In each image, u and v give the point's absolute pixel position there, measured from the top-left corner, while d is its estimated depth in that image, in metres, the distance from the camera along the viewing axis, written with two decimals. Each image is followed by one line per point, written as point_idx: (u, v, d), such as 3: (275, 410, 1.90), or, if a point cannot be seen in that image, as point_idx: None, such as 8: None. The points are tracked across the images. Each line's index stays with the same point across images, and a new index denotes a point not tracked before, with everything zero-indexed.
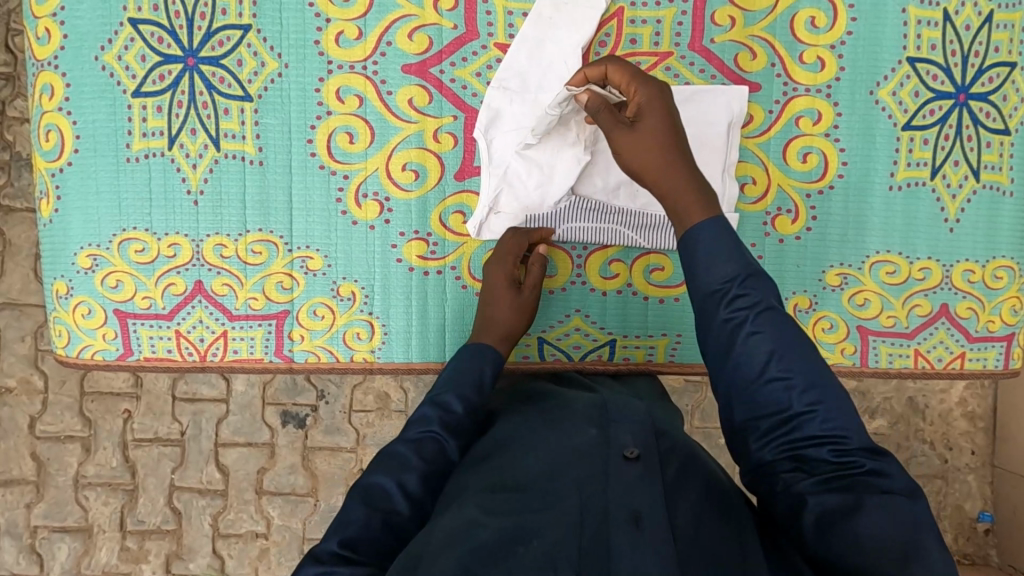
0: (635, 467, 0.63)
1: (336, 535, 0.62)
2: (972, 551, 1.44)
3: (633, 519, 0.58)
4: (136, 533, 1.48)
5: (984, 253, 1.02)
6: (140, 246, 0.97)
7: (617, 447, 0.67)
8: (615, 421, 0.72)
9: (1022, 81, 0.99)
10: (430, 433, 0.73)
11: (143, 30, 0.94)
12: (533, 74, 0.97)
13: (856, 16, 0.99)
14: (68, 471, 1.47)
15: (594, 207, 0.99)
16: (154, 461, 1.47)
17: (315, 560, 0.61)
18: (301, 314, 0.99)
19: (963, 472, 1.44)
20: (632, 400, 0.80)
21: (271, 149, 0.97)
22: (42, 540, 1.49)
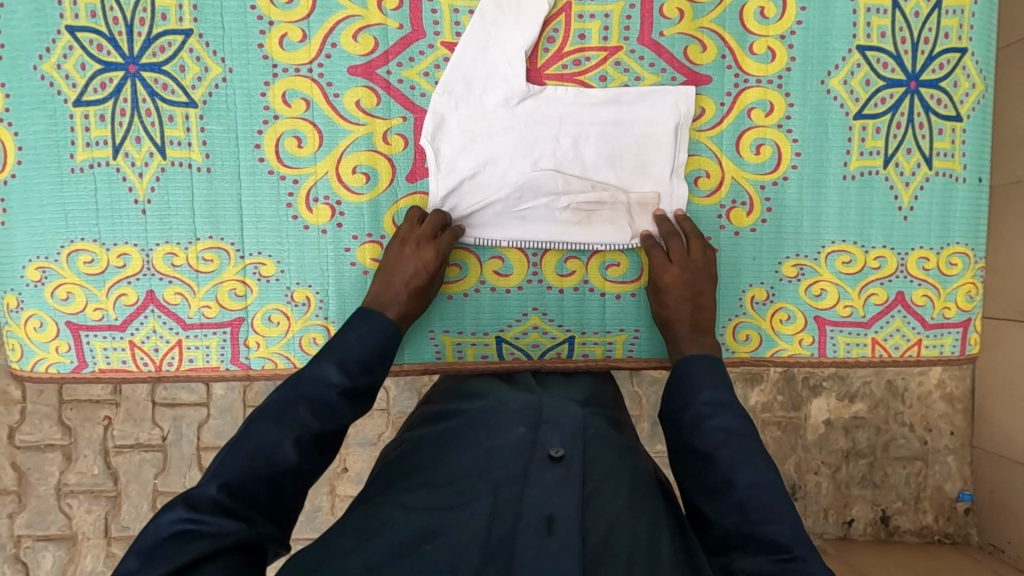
0: (556, 470, 0.66)
1: (213, 481, 0.62)
2: (953, 530, 1.45)
3: (545, 524, 0.60)
4: (120, 539, 1.48)
5: (938, 241, 1.02)
6: (89, 258, 0.96)
7: (544, 447, 0.70)
8: (544, 423, 0.75)
9: (974, 67, 0.99)
10: (322, 397, 0.71)
11: (81, 38, 0.92)
12: (479, 78, 0.96)
13: (805, 5, 0.98)
14: (50, 480, 1.47)
15: (536, 206, 0.99)
16: (135, 467, 1.47)
17: (178, 501, 0.60)
18: (255, 321, 0.99)
19: (941, 454, 1.45)
20: (572, 404, 0.81)
21: (219, 155, 0.96)
22: (26, 549, 1.48)
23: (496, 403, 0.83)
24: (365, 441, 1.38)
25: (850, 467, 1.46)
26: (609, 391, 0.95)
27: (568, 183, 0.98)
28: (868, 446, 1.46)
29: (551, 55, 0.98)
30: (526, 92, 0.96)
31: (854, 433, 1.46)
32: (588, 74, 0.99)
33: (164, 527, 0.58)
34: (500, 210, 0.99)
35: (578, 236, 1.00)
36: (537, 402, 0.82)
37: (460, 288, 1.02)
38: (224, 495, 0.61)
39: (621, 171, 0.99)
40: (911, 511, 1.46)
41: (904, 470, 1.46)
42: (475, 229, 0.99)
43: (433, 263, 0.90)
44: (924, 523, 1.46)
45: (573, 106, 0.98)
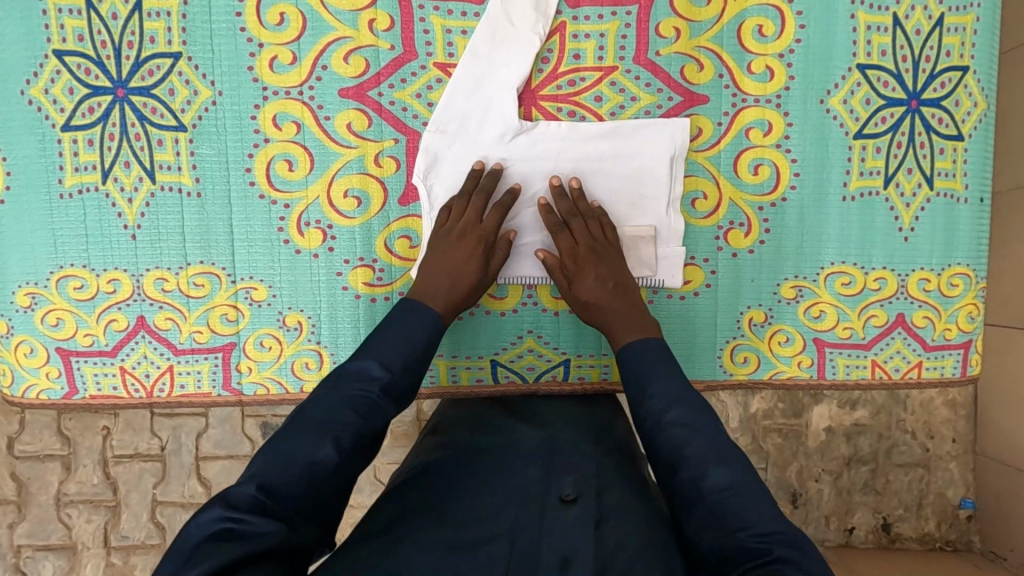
0: (572, 511, 0.65)
1: (252, 480, 0.58)
2: (955, 537, 1.45)
3: (562, 564, 0.58)
4: (121, 549, 1.47)
5: (940, 262, 1.00)
6: (79, 283, 0.95)
7: (556, 488, 0.69)
8: (558, 462, 0.74)
9: (976, 85, 0.98)
10: (368, 394, 0.69)
11: (68, 62, 0.91)
12: (471, 115, 0.95)
13: (804, 23, 0.97)
14: (50, 489, 1.46)
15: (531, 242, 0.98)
16: (135, 477, 1.46)
17: (223, 500, 0.57)
18: (247, 346, 0.98)
19: (944, 460, 1.44)
20: (585, 442, 0.80)
21: (209, 180, 0.94)
22: (26, 559, 1.48)
23: (505, 441, 0.82)
24: None
25: (852, 474, 1.44)
26: (608, 414, 0.94)
27: None
28: (871, 452, 1.44)
29: (546, 76, 0.97)
30: (518, 128, 0.95)
31: (856, 439, 1.44)
32: (583, 94, 0.97)
33: (207, 524, 0.54)
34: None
35: None
36: (549, 439, 0.81)
37: None
38: (264, 493, 0.58)
39: (618, 204, 0.98)
40: (913, 518, 1.45)
41: (907, 477, 1.45)
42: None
43: (477, 249, 0.88)
44: (926, 530, 1.45)
45: (566, 141, 0.96)
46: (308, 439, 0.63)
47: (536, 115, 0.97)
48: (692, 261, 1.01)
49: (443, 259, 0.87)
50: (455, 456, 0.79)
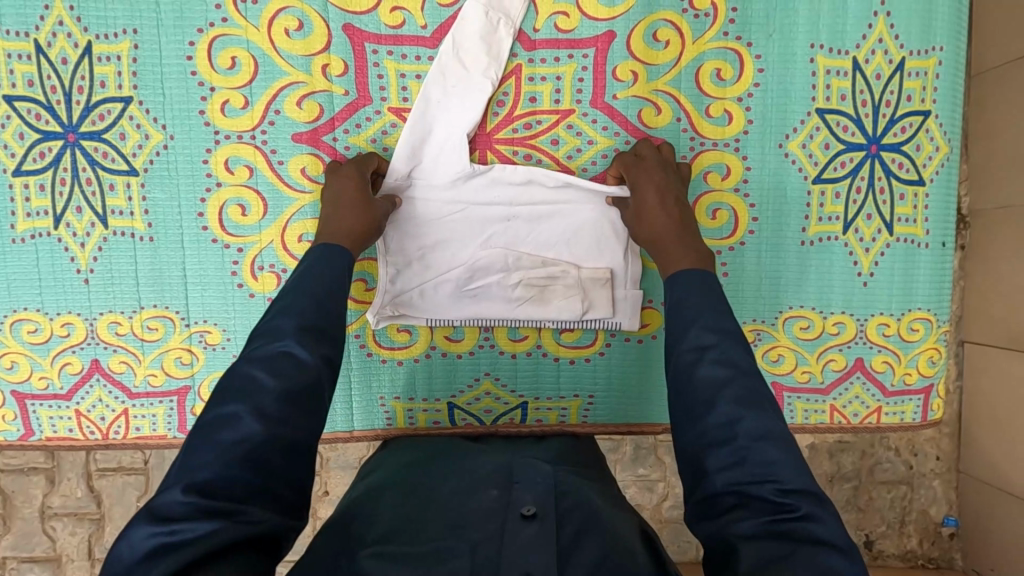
0: (531, 527, 0.66)
1: (178, 485, 0.56)
2: (937, 555, 1.41)
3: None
4: (105, 561, 1.42)
5: (900, 307, 1.00)
6: (32, 327, 0.95)
7: (516, 507, 0.70)
8: (516, 484, 0.75)
9: (937, 129, 0.96)
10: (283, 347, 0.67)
11: (19, 107, 0.91)
12: (423, 165, 0.95)
13: (763, 66, 0.95)
14: (34, 503, 1.41)
15: (486, 284, 0.97)
16: (119, 490, 1.41)
17: (153, 514, 0.54)
18: (202, 389, 0.98)
19: (927, 477, 1.39)
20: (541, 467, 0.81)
21: (162, 225, 0.94)
22: (12, 571, 1.42)
23: (463, 466, 0.83)
24: (347, 464, 1.29)
25: (835, 492, 1.40)
26: (569, 448, 0.93)
27: (517, 260, 0.97)
28: (854, 469, 1.39)
29: (501, 119, 0.96)
30: (471, 172, 0.95)
31: (839, 456, 1.39)
32: (539, 137, 0.96)
33: (138, 544, 0.52)
34: (452, 293, 0.98)
35: (531, 314, 0.97)
36: (507, 463, 0.83)
37: (408, 354, 1.01)
38: (195, 496, 0.55)
39: (575, 247, 0.98)
40: (895, 535, 1.41)
41: (888, 494, 1.40)
42: (427, 312, 0.98)
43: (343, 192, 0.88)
44: (909, 547, 1.41)
45: (520, 185, 0.96)
46: (226, 415, 0.61)
47: (492, 159, 0.97)
48: (649, 305, 1.01)
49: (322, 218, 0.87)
50: (412, 477, 0.80)
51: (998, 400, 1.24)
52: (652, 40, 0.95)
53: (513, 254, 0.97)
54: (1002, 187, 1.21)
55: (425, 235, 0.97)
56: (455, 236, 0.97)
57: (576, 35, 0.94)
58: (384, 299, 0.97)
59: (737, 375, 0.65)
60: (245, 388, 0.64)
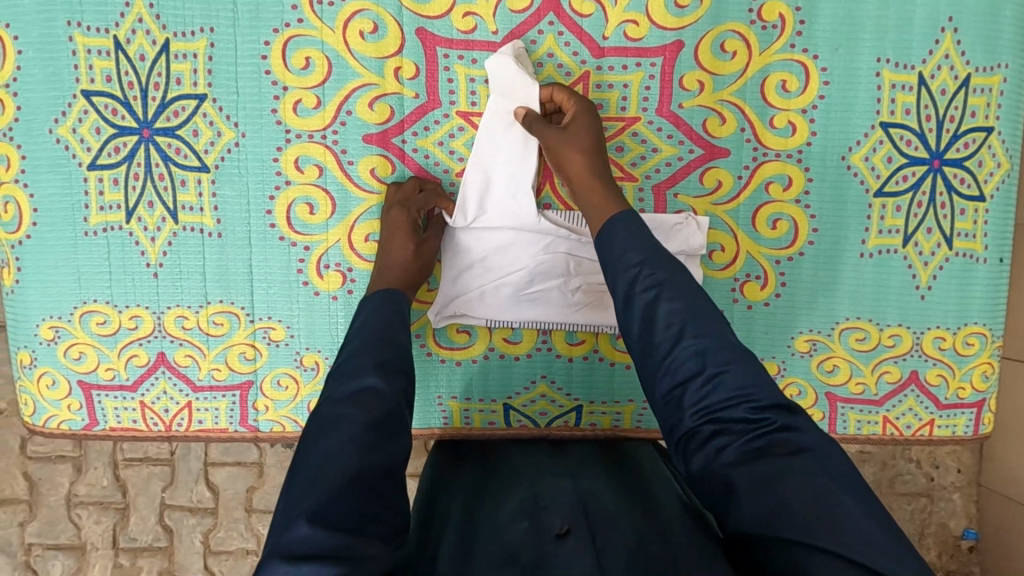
0: (566, 544, 0.64)
1: (301, 517, 0.59)
2: (955, 567, 1.39)
3: None
4: (129, 551, 1.38)
5: (956, 321, 1.00)
6: (102, 319, 0.96)
7: (547, 529, 0.67)
8: (544, 508, 0.72)
9: (999, 146, 0.97)
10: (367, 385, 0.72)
11: (96, 102, 0.92)
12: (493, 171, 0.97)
13: (828, 79, 0.96)
14: (60, 491, 1.37)
15: (547, 287, 0.98)
16: (143, 481, 1.38)
17: (284, 550, 0.57)
18: (264, 384, 0.99)
19: (947, 490, 1.38)
20: (564, 485, 0.78)
21: (230, 222, 0.95)
22: (37, 558, 1.39)
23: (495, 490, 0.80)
24: None
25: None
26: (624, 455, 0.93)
27: (578, 266, 0.99)
28: (875, 480, 1.39)
29: None
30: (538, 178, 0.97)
31: (862, 467, 1.38)
32: None
33: None
34: (512, 297, 0.99)
35: (590, 318, 0.99)
36: (535, 485, 0.80)
37: (467, 355, 1.02)
38: (318, 529, 0.58)
39: None
40: (914, 547, 1.40)
41: (909, 506, 1.39)
42: (487, 314, 0.99)
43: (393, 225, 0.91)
44: (928, 559, 1.40)
45: None
46: (328, 451, 0.64)
47: None
48: None
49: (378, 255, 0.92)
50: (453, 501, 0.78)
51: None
52: (719, 50, 0.96)
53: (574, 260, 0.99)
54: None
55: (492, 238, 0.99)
56: (520, 239, 0.98)
57: (644, 44, 0.95)
58: (445, 300, 0.99)
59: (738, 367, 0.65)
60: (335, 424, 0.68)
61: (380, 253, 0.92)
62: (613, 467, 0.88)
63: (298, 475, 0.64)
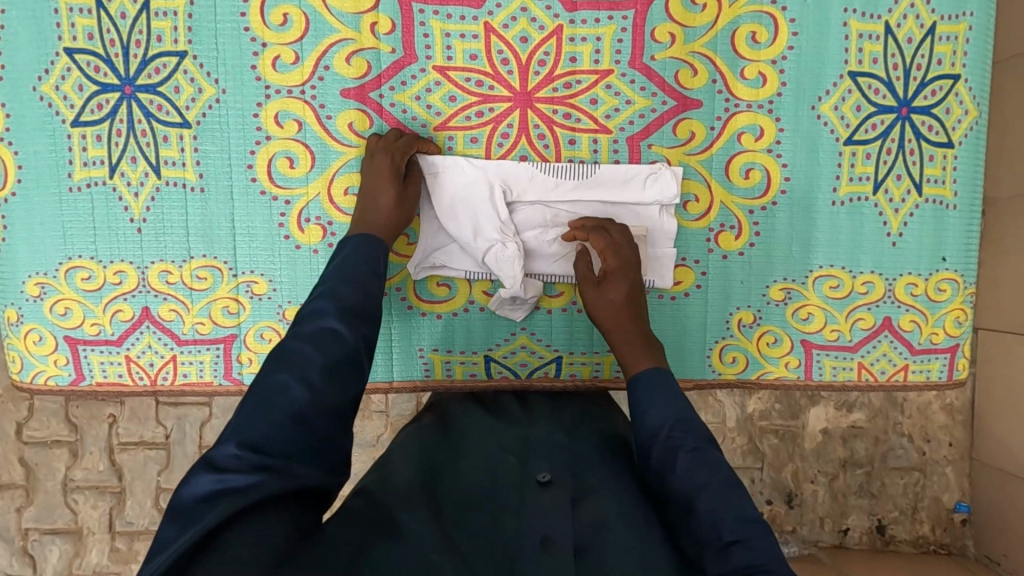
0: (548, 492, 0.68)
1: (233, 439, 0.60)
2: (949, 541, 1.38)
3: (542, 543, 0.61)
4: (125, 534, 1.40)
5: (928, 266, 1.02)
6: (86, 274, 0.98)
7: (532, 472, 0.72)
8: (534, 455, 0.76)
9: (967, 93, 0.99)
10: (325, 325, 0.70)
11: (79, 60, 0.94)
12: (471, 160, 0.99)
13: (797, 30, 0.98)
14: (57, 475, 1.39)
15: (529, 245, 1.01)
16: (140, 465, 1.38)
17: (210, 463, 0.58)
18: (248, 338, 1.00)
19: (940, 464, 1.37)
20: (558, 433, 0.81)
21: (212, 176, 0.97)
22: (33, 543, 1.40)
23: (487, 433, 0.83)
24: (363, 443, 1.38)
25: (847, 477, 1.38)
26: (594, 407, 0.93)
27: (556, 217, 1.01)
28: (866, 456, 1.37)
29: (542, 78, 0.99)
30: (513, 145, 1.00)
31: (852, 442, 1.37)
32: (579, 97, 0.99)
33: (199, 490, 0.56)
34: (486, 256, 0.99)
35: (568, 269, 1.01)
36: (525, 433, 0.82)
37: (449, 308, 1.04)
38: (247, 451, 0.59)
39: (611, 205, 1.01)
40: (907, 521, 1.38)
41: (902, 481, 1.37)
42: (468, 267, 1.01)
43: (378, 176, 0.91)
44: (919, 533, 1.38)
45: (562, 146, 1.00)
46: (275, 383, 0.64)
47: (532, 117, 0.99)
48: (682, 263, 1.03)
49: (360, 204, 0.90)
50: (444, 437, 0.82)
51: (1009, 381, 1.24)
52: (690, 2, 0.98)
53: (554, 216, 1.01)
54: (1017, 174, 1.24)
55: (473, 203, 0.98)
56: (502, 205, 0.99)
57: None
58: (425, 254, 1.00)
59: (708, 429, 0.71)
60: (289, 360, 0.67)
61: (363, 202, 0.90)
62: (589, 418, 0.89)
63: (245, 403, 0.63)
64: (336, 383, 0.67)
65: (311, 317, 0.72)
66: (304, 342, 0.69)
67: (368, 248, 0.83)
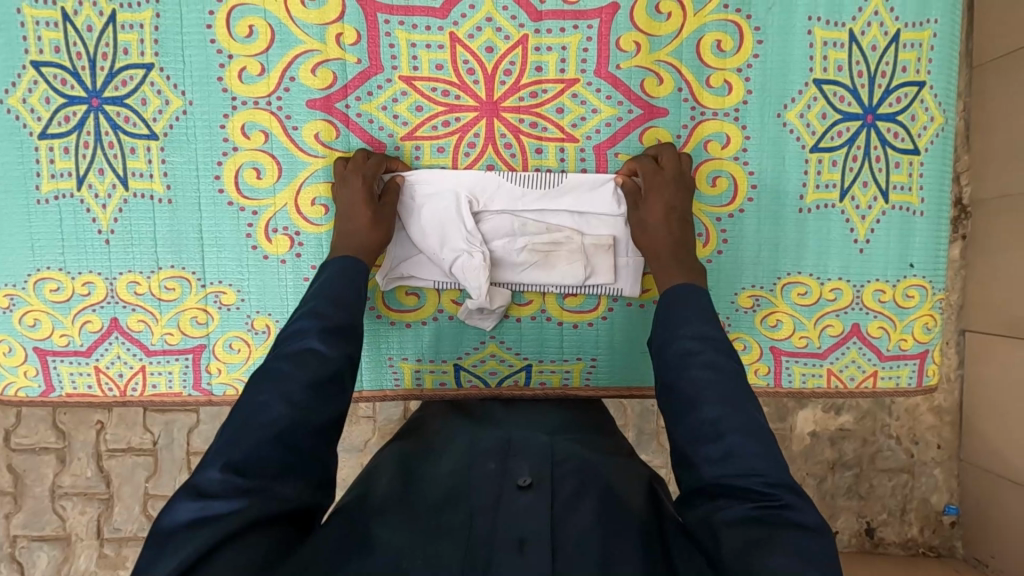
0: (527, 495, 0.66)
1: (216, 463, 0.60)
2: (937, 542, 1.40)
3: (518, 544, 0.61)
4: (113, 540, 1.37)
5: (896, 273, 1.02)
6: (55, 285, 0.98)
7: (512, 476, 0.69)
8: (513, 453, 0.74)
9: (932, 100, 0.99)
10: (308, 345, 0.72)
11: (45, 72, 0.94)
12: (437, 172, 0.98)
13: (762, 38, 0.98)
14: (46, 481, 1.36)
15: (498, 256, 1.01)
16: (128, 470, 1.36)
17: (194, 490, 0.58)
18: (217, 347, 1.01)
19: (928, 466, 1.38)
20: (539, 434, 0.80)
21: (180, 186, 0.97)
22: (22, 549, 1.37)
23: (466, 440, 0.82)
24: (351, 447, 1.36)
25: (837, 479, 1.39)
26: (570, 417, 0.92)
27: (524, 225, 1.01)
28: (855, 457, 1.39)
29: (508, 88, 0.99)
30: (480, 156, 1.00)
31: (841, 444, 1.38)
32: (545, 105, 1.00)
33: (181, 516, 0.57)
34: (452, 266, 0.98)
35: (537, 277, 1.01)
36: (506, 434, 0.81)
37: (418, 316, 1.04)
38: (231, 475, 0.59)
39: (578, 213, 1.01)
40: (896, 523, 1.40)
41: (890, 483, 1.39)
42: (437, 277, 1.01)
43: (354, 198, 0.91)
44: (909, 535, 1.40)
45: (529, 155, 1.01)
46: (257, 404, 0.65)
47: (498, 126, 1.00)
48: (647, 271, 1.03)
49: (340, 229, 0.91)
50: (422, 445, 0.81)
51: (997, 385, 1.25)
52: (655, 11, 0.98)
53: (522, 226, 1.00)
54: (992, 180, 1.24)
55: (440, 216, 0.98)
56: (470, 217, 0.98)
57: (581, 6, 0.98)
58: (393, 263, 1.00)
59: (738, 411, 0.65)
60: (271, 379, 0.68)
61: (342, 227, 0.91)
62: (566, 425, 0.88)
63: (228, 424, 0.64)
64: (316, 402, 0.67)
65: (293, 336, 0.72)
66: (287, 362, 0.69)
67: (348, 268, 0.84)
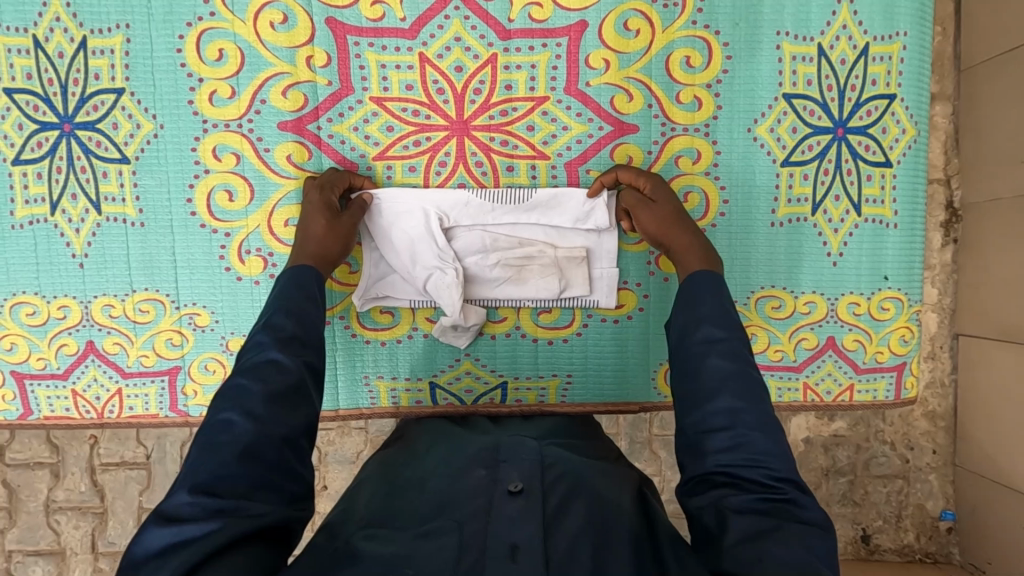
0: (517, 502, 0.65)
1: (185, 486, 0.58)
2: (935, 549, 1.34)
3: (510, 552, 0.59)
4: (108, 554, 1.35)
5: (870, 285, 1.02)
6: (31, 309, 0.99)
7: (503, 483, 0.68)
8: (503, 462, 0.73)
9: (903, 113, 0.99)
10: (268, 356, 0.70)
11: (18, 99, 0.95)
12: (403, 196, 0.98)
13: (731, 54, 0.99)
14: (39, 497, 1.34)
15: (471, 273, 1.01)
16: (120, 485, 1.34)
17: (163, 519, 0.56)
18: (192, 369, 1.01)
19: (923, 471, 1.33)
20: (528, 439, 0.80)
21: (152, 209, 0.98)
22: (17, 564, 1.36)
23: (452, 451, 0.81)
24: (343, 459, 1.33)
25: (830, 485, 1.34)
26: (558, 427, 0.91)
27: (496, 241, 1.00)
28: (849, 464, 1.34)
29: (477, 107, 0.99)
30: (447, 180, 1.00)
31: (834, 451, 1.34)
32: (515, 124, 1.00)
33: (151, 546, 0.54)
34: (426, 283, 0.98)
35: (511, 293, 1.01)
36: (495, 443, 0.81)
37: (392, 335, 1.05)
38: (200, 497, 0.57)
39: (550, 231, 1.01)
40: (891, 529, 1.35)
41: (885, 489, 1.34)
42: (410, 295, 1.01)
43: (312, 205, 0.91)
44: (905, 542, 1.34)
45: (501, 172, 1.01)
46: (222, 422, 0.63)
47: (469, 144, 1.00)
48: (625, 286, 1.04)
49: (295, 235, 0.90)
50: (403, 459, 0.80)
51: (993, 391, 1.19)
52: (623, 29, 0.98)
53: (493, 242, 1.00)
54: (972, 185, 1.23)
55: (410, 238, 0.98)
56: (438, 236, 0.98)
57: (550, 25, 0.98)
58: (367, 284, 1.00)
59: (753, 406, 0.65)
60: (233, 395, 0.66)
61: (297, 233, 0.90)
62: (550, 433, 0.88)
63: (192, 445, 0.63)
64: (284, 415, 0.66)
65: (250, 349, 0.71)
66: (245, 376, 0.67)
67: (302, 276, 0.82)
